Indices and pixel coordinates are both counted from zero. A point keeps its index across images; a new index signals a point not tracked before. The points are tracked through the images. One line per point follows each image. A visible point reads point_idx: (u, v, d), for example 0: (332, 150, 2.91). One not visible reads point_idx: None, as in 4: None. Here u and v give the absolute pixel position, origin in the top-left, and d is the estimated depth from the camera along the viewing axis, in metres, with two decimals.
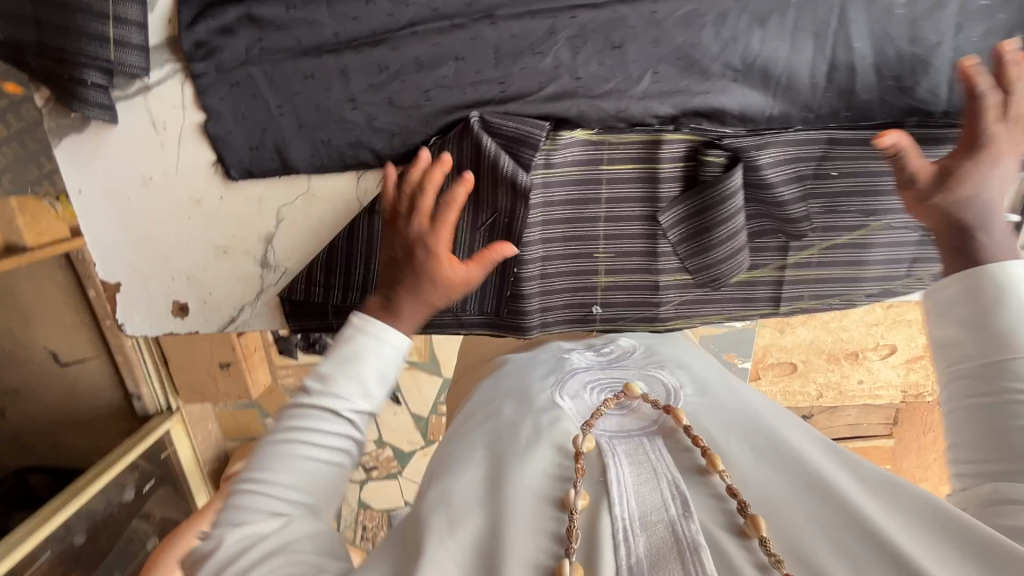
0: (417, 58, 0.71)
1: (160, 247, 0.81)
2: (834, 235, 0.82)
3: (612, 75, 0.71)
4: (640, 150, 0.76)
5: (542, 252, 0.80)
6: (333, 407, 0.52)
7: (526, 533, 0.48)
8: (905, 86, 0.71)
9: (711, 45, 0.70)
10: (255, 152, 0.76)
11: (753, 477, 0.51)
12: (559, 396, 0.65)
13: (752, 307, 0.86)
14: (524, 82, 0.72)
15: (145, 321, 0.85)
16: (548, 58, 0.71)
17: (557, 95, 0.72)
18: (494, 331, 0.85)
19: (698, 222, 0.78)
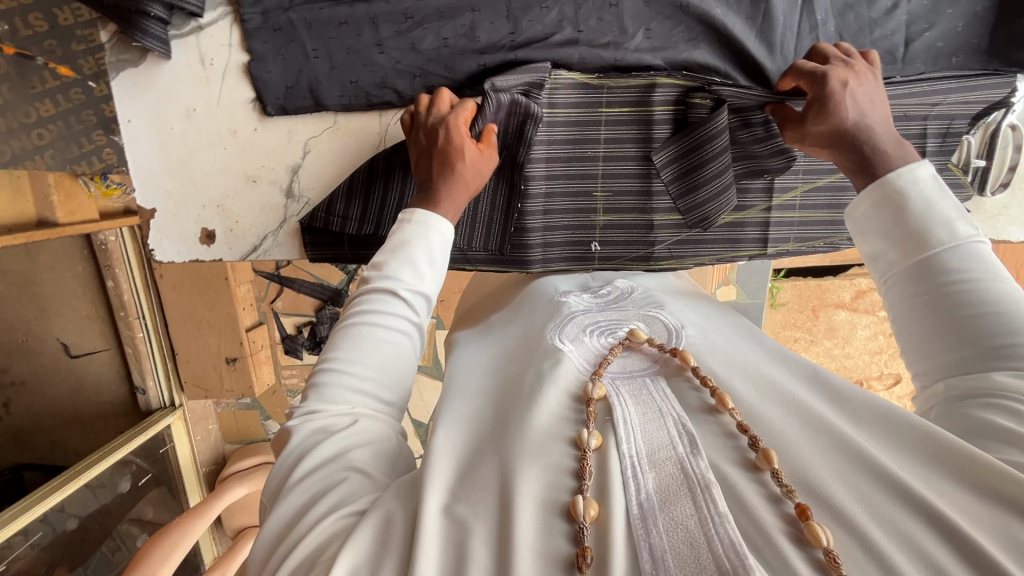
0: (438, 8, 0.81)
1: (197, 176, 0.89)
2: (817, 176, 0.89)
3: (610, 28, 0.81)
4: (636, 93, 0.82)
5: (545, 189, 0.86)
6: (391, 289, 0.58)
7: (540, 468, 0.48)
8: (870, 42, 0.80)
9: (699, 4, 0.79)
10: (290, 91, 0.85)
11: (760, 409, 0.52)
12: (559, 340, 0.65)
13: (740, 247, 0.92)
14: (533, 32, 0.81)
15: (175, 248, 0.92)
16: (553, 12, 0.80)
17: (561, 45, 0.81)
18: (499, 267, 0.89)
19: (689, 162, 0.83)
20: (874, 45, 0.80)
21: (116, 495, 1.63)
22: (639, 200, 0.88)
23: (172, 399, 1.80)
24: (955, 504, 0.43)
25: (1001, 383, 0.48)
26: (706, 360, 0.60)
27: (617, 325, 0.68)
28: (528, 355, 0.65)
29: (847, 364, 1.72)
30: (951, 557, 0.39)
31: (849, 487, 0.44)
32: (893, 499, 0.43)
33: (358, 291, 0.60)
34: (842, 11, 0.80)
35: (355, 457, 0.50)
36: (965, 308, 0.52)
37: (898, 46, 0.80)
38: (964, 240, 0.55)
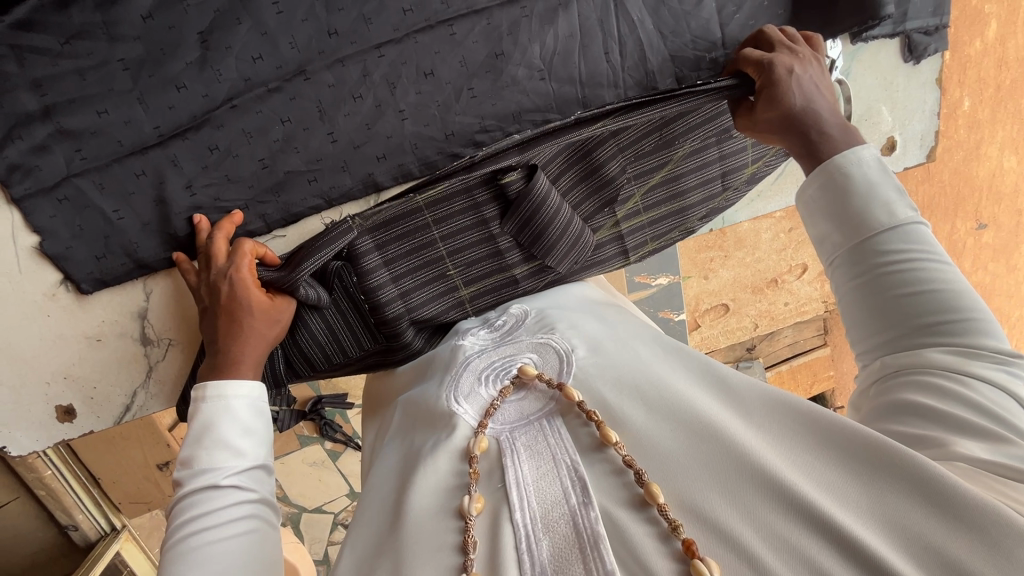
0: (244, 130, 0.73)
1: (24, 355, 0.76)
2: (648, 177, 0.86)
3: (431, 101, 0.76)
4: (462, 201, 0.79)
5: (389, 274, 0.79)
6: (213, 481, 0.58)
7: (433, 559, 0.49)
8: (687, 41, 0.81)
9: (513, 53, 0.77)
10: (103, 261, 0.74)
11: (650, 434, 0.52)
12: (455, 401, 0.62)
13: (605, 266, 0.90)
14: (352, 130, 0.75)
15: (30, 436, 0.79)
16: (368, 100, 0.75)
17: (389, 132, 0.76)
18: (383, 361, 0.84)
19: (530, 230, 0.79)
20: (692, 36, 0.80)
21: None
22: (493, 260, 0.83)
23: (112, 524, 1.60)
24: (831, 485, 0.45)
25: (934, 361, 0.52)
26: (593, 387, 0.58)
27: (510, 361, 0.64)
28: (428, 428, 0.63)
29: (761, 267, 1.72)
30: (825, 547, 0.42)
31: (730, 502, 0.46)
32: (771, 505, 0.45)
33: (175, 502, 0.59)
34: (652, 14, 0.79)
35: None
36: (903, 288, 0.55)
37: (714, 35, 0.81)
38: (906, 221, 0.58)
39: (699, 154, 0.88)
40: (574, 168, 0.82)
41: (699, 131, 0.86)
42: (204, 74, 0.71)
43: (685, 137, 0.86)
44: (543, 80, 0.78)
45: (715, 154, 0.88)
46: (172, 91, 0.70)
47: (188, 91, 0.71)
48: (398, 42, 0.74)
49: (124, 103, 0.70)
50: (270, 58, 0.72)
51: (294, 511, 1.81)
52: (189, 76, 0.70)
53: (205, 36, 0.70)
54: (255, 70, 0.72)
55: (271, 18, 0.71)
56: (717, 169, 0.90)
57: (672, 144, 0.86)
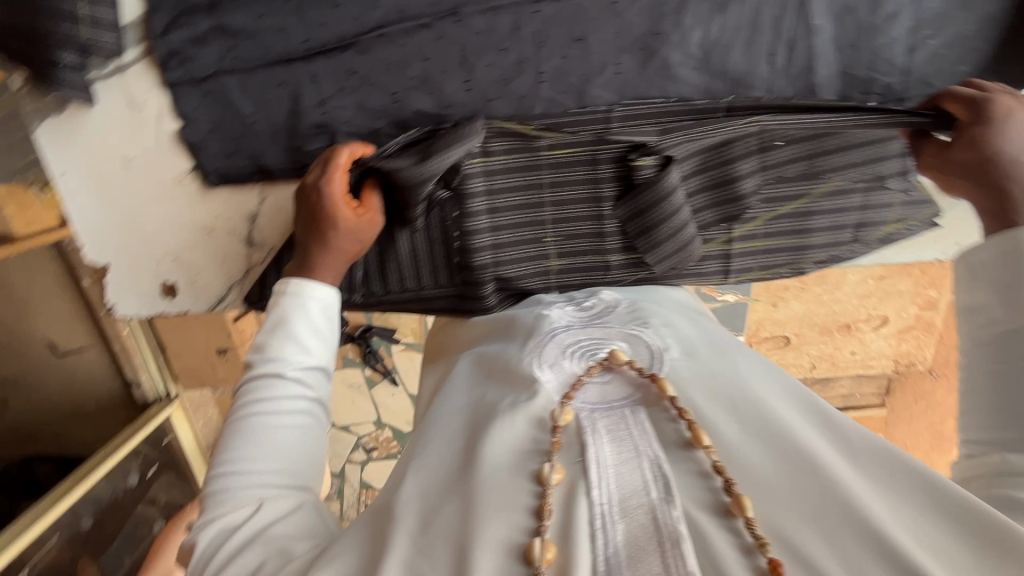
0: (385, 60, 0.73)
1: (146, 228, 0.82)
2: (778, 205, 0.81)
3: (575, 67, 0.73)
4: (584, 171, 0.78)
5: (490, 222, 0.80)
6: (279, 370, 0.63)
7: (504, 515, 0.49)
8: (863, 60, 0.73)
9: (673, 35, 0.71)
10: (231, 159, 0.78)
11: (740, 449, 0.52)
12: (537, 366, 0.64)
13: (700, 278, 0.86)
14: (489, 80, 0.74)
15: (137, 301, 0.87)
16: (511, 54, 0.72)
17: (524, 92, 0.74)
18: (454, 305, 0.86)
19: (640, 222, 0.79)
20: (871, 56, 0.73)
21: (125, 488, 1.63)
22: (592, 241, 0.83)
23: (168, 391, 1.72)
24: (942, 552, 0.42)
25: None
26: (687, 390, 0.58)
27: (599, 343, 0.66)
28: (505, 385, 0.64)
29: (835, 310, 1.59)
30: None
31: (822, 536, 0.44)
32: (870, 552, 0.42)
33: (244, 380, 0.65)
34: (836, 21, 0.72)
35: (275, 535, 0.53)
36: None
37: (897, 57, 0.73)
38: None
39: (841, 195, 0.82)
40: (708, 173, 0.78)
41: (851, 170, 0.80)
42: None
43: (834, 173, 0.80)
44: (696, 70, 0.73)
45: (857, 200, 0.82)
46: (328, 8, 0.71)
47: (343, 11, 0.71)
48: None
49: (282, 10, 0.71)
50: None
51: None
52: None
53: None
54: (410, 2, 0.71)
55: None
56: (853, 218, 0.83)
57: (818, 176, 0.80)
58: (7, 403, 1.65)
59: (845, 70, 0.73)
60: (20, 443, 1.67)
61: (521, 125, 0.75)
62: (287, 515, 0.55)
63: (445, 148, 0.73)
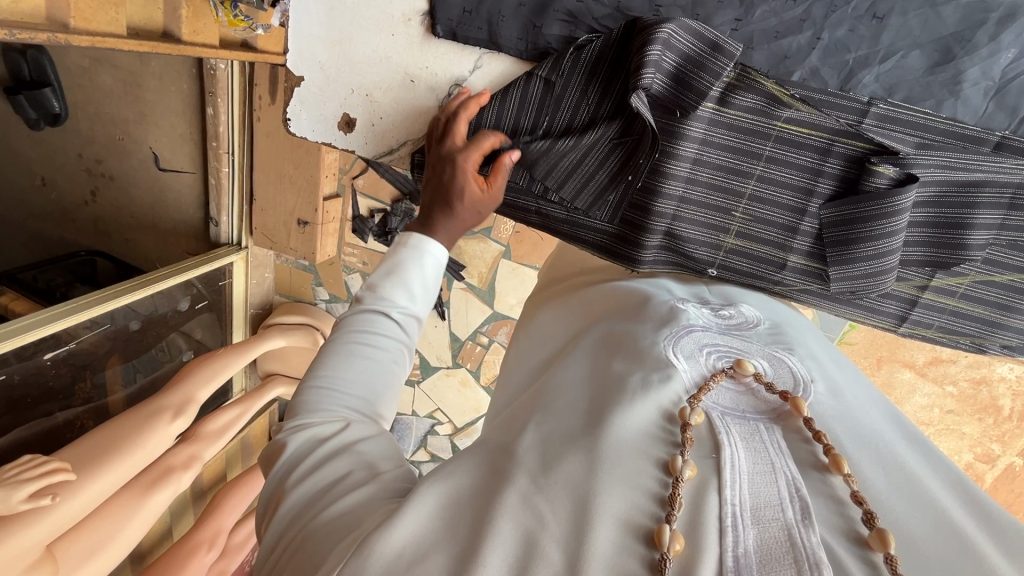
0: None
1: (355, 55, 0.82)
2: (998, 271, 0.75)
3: (858, 45, 0.67)
4: (811, 157, 0.72)
5: (687, 173, 0.75)
6: (382, 309, 0.59)
7: (623, 486, 0.44)
8: None
9: (980, 46, 0.65)
10: (467, 16, 0.76)
11: (885, 496, 0.45)
12: (673, 353, 0.57)
13: (870, 317, 0.81)
14: (760, 27, 0.69)
15: (310, 123, 0.88)
16: (798, 8, 0.67)
17: (790, 52, 0.69)
18: (608, 247, 0.82)
19: (847, 231, 0.73)
20: None
21: (173, 311, 1.47)
22: (781, 233, 0.77)
23: (242, 241, 1.56)
24: None
25: None
26: (827, 420, 0.52)
27: (736, 354, 0.59)
28: (631, 360, 0.57)
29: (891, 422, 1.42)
30: None
31: None
32: None
33: (349, 309, 0.61)
34: None
35: (364, 453, 0.50)
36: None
37: None
38: None
39: None
40: (942, 209, 0.71)
41: None
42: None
43: None
44: (985, 96, 0.67)
45: None
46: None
47: None
48: None
49: None
50: None
51: None
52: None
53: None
54: None
55: None
56: None
57: None
58: (91, 196, 1.53)
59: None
60: (94, 238, 1.59)
61: (776, 86, 0.69)
62: (373, 439, 0.52)
63: (697, 71, 0.68)
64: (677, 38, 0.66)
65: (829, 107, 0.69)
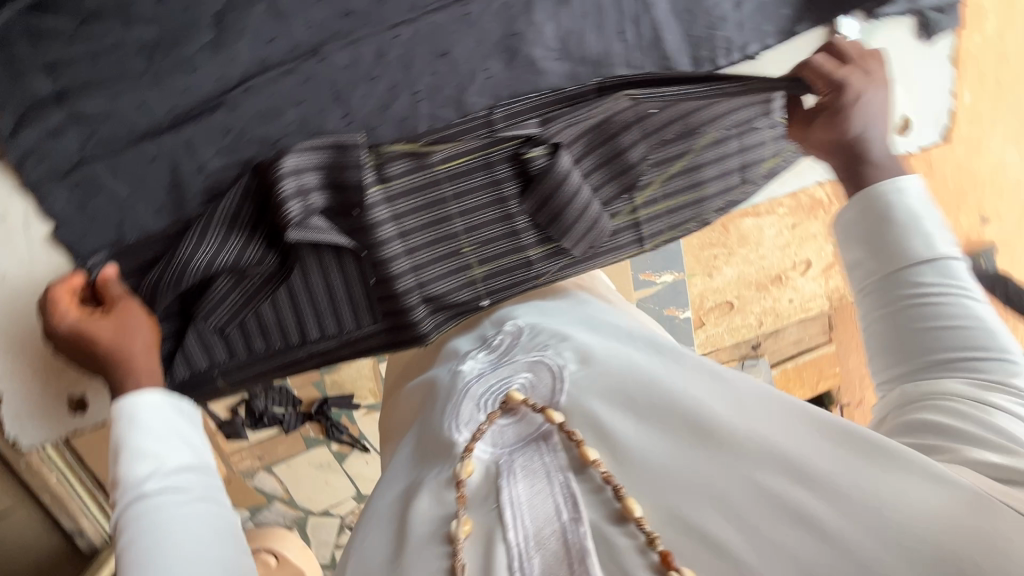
0: (259, 111, 0.72)
1: (31, 345, 0.74)
2: (669, 165, 0.87)
3: (446, 82, 0.76)
4: (483, 177, 0.80)
5: (403, 246, 0.80)
6: (144, 489, 0.57)
7: (429, 561, 0.54)
8: (693, 13, 0.81)
9: (529, 33, 0.76)
10: (118, 248, 0.73)
11: (641, 443, 0.57)
12: (453, 429, 0.64)
13: (620, 253, 0.90)
14: (367, 110, 0.75)
15: (36, 431, 0.79)
16: (383, 81, 0.74)
17: (405, 115, 0.76)
18: (392, 341, 0.85)
19: (547, 210, 0.81)
20: (704, 18, 0.82)
21: None
22: (507, 241, 0.84)
23: None
24: (830, 493, 0.48)
25: (946, 389, 0.55)
26: (579, 402, 0.62)
27: (502, 386, 0.66)
28: (430, 458, 0.66)
29: (765, 265, 1.69)
30: (816, 551, 0.47)
31: (727, 518, 0.50)
32: (772, 517, 0.49)
33: (118, 517, 0.57)
34: None
35: None
36: (930, 320, 0.58)
37: (729, 11, 0.82)
38: (942, 257, 0.60)
39: (721, 144, 0.88)
40: (600, 151, 0.80)
41: (722, 120, 0.86)
42: (217, 57, 0.69)
43: (709, 126, 0.86)
44: (560, 62, 0.78)
45: (735, 146, 0.89)
46: (184, 73, 0.69)
47: (201, 71, 0.69)
48: (413, 22, 0.73)
49: (135, 82, 0.68)
50: (285, 39, 0.70)
51: (300, 516, 1.74)
52: (203, 58, 0.68)
53: (221, 17, 0.68)
54: (268, 49, 0.70)
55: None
56: (736, 162, 0.91)
57: (696, 131, 0.85)
58: None
59: (685, 34, 0.82)
60: None
61: (409, 144, 0.76)
62: None
63: (344, 171, 0.74)
64: (302, 160, 0.73)
65: (461, 135, 0.78)
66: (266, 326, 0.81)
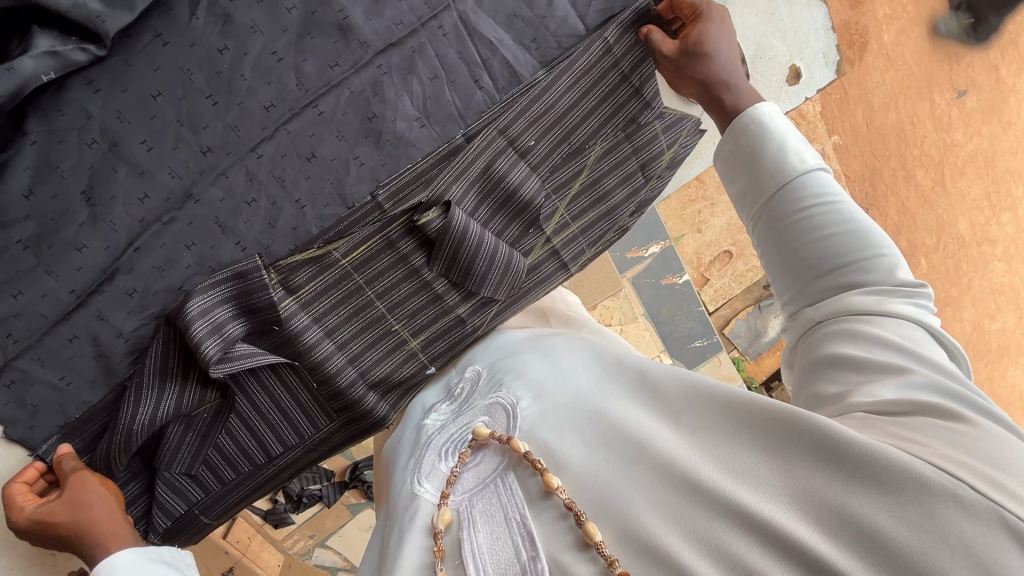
0: (155, 266, 0.74)
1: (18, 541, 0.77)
2: (568, 189, 0.88)
3: (323, 181, 0.77)
4: (387, 255, 0.80)
5: (333, 343, 0.81)
6: None
7: None
8: (540, 39, 0.82)
9: (385, 112, 0.77)
10: (70, 427, 0.76)
11: (589, 466, 0.58)
12: (417, 484, 0.66)
13: (549, 284, 0.92)
14: (256, 232, 0.76)
15: None
16: (262, 200, 0.76)
17: (294, 223, 0.77)
18: (353, 428, 0.88)
19: (457, 266, 0.81)
20: (555, 38, 0.83)
21: None
22: (433, 307, 0.85)
23: None
24: (762, 484, 0.50)
25: (853, 302, 0.61)
26: (535, 433, 0.63)
27: (466, 429, 0.68)
28: (398, 510, 0.67)
29: None
30: (753, 546, 0.48)
31: (670, 526, 0.51)
32: (713, 516, 0.50)
33: None
34: (508, 29, 0.81)
35: None
36: (815, 231, 0.65)
37: (576, 26, 0.83)
38: (811, 171, 0.68)
39: (613, 152, 0.90)
40: (492, 194, 0.82)
41: (604, 129, 0.88)
42: (99, 230, 0.71)
43: (592, 143, 0.88)
44: (426, 127, 0.79)
45: (629, 151, 0.90)
46: (73, 254, 0.71)
47: (90, 248, 0.71)
48: (271, 138, 0.74)
49: (30, 277, 0.70)
50: (156, 193, 0.72)
51: None
52: (86, 235, 0.71)
53: (89, 194, 0.70)
54: (145, 207, 0.72)
55: (143, 156, 0.70)
56: (635, 163, 0.91)
57: (582, 151, 0.88)
58: None
59: (539, 61, 0.83)
60: None
61: (306, 251, 0.77)
62: None
63: (252, 296, 0.75)
64: (208, 299, 0.73)
65: (353, 227, 0.78)
66: (229, 455, 0.84)
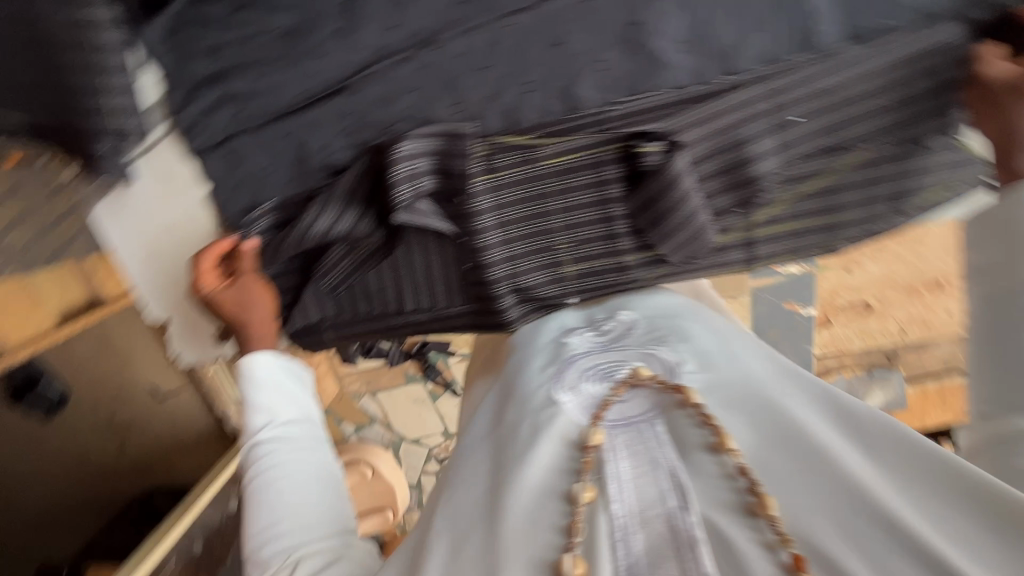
0: (376, 98, 0.75)
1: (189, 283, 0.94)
2: (801, 182, 0.79)
3: (562, 72, 0.72)
4: (590, 175, 0.77)
5: (501, 236, 0.80)
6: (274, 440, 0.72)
7: (535, 537, 0.51)
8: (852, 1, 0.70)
9: (659, 20, 0.69)
10: (251, 213, 0.84)
11: (760, 452, 0.57)
12: (557, 391, 0.65)
13: (723, 268, 0.86)
14: (477, 99, 0.74)
15: (191, 351, 1.03)
16: (496, 70, 0.73)
17: (515, 105, 0.74)
18: (479, 322, 0.89)
19: (649, 213, 0.76)
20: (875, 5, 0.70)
21: (226, 514, 1.63)
22: (604, 243, 0.82)
23: None
24: (961, 542, 0.48)
25: None
26: (713, 399, 0.62)
27: (616, 364, 0.67)
28: (523, 404, 0.66)
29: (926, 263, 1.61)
30: None
31: (841, 533, 0.50)
32: (898, 547, 0.48)
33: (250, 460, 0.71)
34: None
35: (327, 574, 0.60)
36: None
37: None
38: None
39: (869, 168, 0.81)
40: (722, 156, 0.74)
41: (875, 137, 0.79)
42: (345, 42, 0.72)
43: (855, 144, 0.78)
44: (687, 54, 0.70)
45: (881, 174, 0.81)
46: (316, 57, 0.73)
47: (331, 57, 0.73)
48: (532, 9, 0.70)
49: (274, 65, 0.73)
50: (405, 27, 0.71)
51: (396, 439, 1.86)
52: (332, 43, 0.72)
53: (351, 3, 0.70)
54: (391, 36, 0.72)
55: None
56: (882, 190, 0.83)
57: (840, 147, 0.78)
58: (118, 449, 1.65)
59: (846, 28, 0.71)
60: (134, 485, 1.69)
61: (521, 136, 0.76)
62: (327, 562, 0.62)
63: (452, 159, 0.76)
64: (417, 145, 0.75)
65: (574, 130, 0.75)
66: (369, 291, 0.89)
